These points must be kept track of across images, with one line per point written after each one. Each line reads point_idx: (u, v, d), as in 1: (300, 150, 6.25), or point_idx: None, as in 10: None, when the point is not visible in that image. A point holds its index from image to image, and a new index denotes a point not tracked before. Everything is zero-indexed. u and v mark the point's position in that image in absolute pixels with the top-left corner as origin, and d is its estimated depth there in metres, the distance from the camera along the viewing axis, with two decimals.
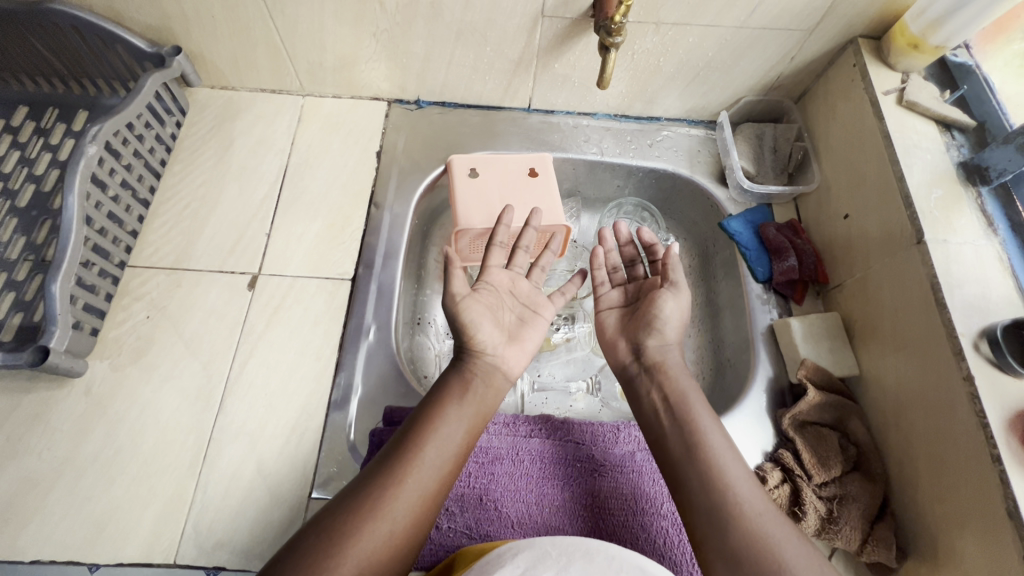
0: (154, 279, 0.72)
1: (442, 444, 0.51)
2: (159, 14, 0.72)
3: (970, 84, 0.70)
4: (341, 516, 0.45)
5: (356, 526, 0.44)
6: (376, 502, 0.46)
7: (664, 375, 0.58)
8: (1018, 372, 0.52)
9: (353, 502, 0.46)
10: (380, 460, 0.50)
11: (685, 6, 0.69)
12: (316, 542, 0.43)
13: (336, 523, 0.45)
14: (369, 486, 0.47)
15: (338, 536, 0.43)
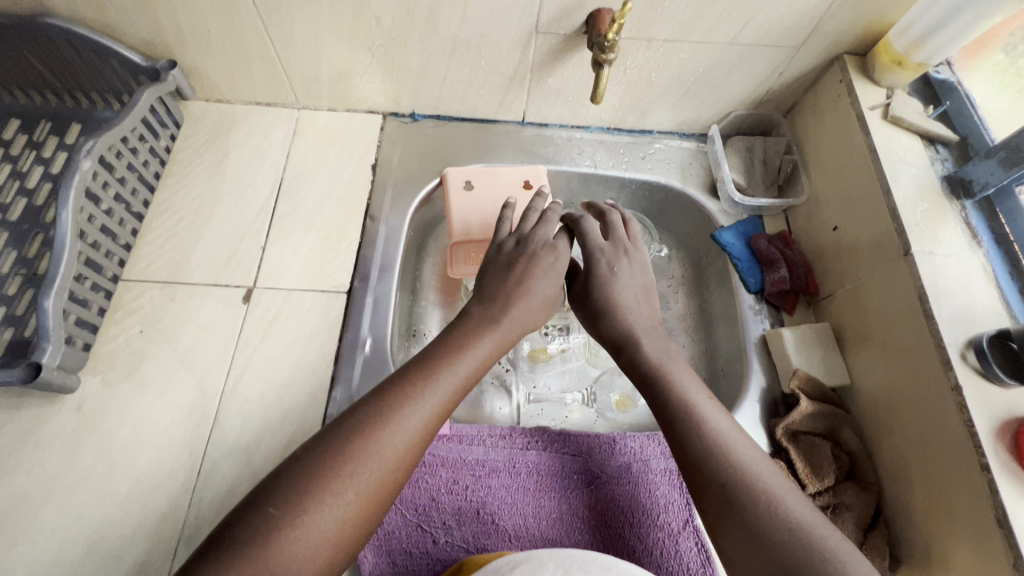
0: (148, 293, 0.72)
1: (449, 386, 0.47)
2: (155, 28, 0.73)
3: (953, 98, 0.72)
4: (329, 448, 0.41)
5: (345, 459, 0.40)
6: (368, 439, 0.42)
7: (646, 340, 0.54)
8: (1005, 382, 0.53)
9: (345, 433, 0.42)
10: (378, 392, 0.46)
11: (676, 23, 0.70)
12: (299, 475, 0.39)
13: (324, 456, 0.41)
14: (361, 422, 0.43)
15: (325, 470, 0.40)
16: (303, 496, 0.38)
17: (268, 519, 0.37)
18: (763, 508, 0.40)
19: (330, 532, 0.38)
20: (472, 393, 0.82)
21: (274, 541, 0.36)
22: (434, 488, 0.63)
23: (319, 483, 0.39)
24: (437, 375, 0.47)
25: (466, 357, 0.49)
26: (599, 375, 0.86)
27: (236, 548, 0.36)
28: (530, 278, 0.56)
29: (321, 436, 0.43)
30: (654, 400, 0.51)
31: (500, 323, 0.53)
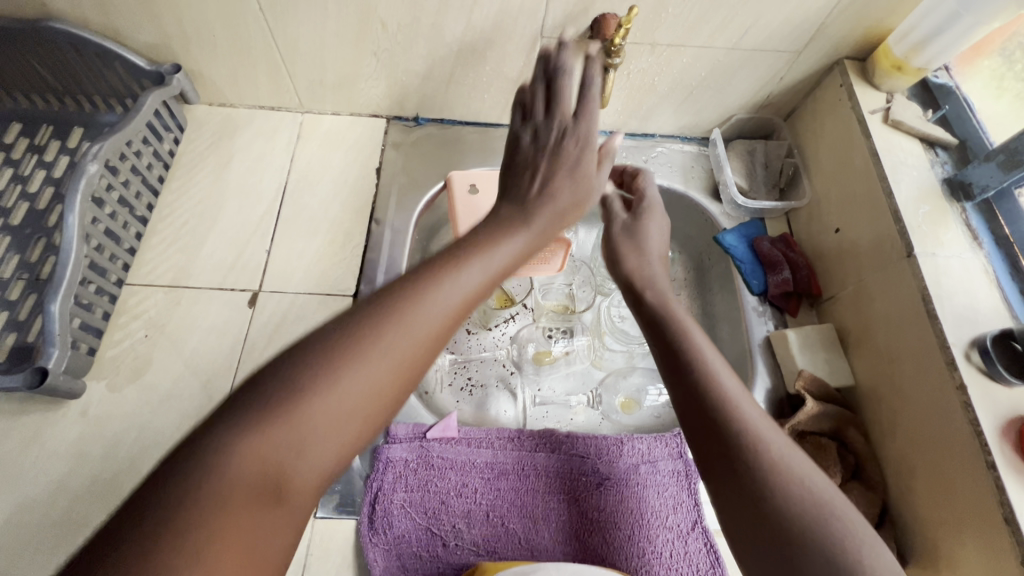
0: (153, 297, 0.71)
1: (488, 269, 0.45)
2: (160, 32, 0.73)
3: (951, 102, 0.72)
4: (349, 323, 0.38)
5: (365, 338, 0.37)
6: (392, 317, 0.38)
7: (665, 301, 0.55)
8: (1009, 381, 0.54)
9: (367, 310, 0.39)
10: (408, 273, 0.42)
11: (679, 28, 0.71)
12: (320, 345, 0.37)
13: (345, 330, 0.37)
14: (385, 302, 0.39)
15: (346, 346, 0.36)
16: (320, 366, 0.35)
17: (287, 382, 0.35)
18: (773, 472, 0.39)
19: (346, 412, 0.35)
20: (477, 394, 0.83)
21: (292, 407, 0.34)
22: (444, 492, 0.63)
23: (339, 356, 0.36)
24: (470, 260, 0.44)
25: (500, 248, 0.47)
26: (604, 377, 0.86)
27: (252, 410, 0.34)
28: (558, 177, 0.54)
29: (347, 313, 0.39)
30: (667, 358, 0.49)
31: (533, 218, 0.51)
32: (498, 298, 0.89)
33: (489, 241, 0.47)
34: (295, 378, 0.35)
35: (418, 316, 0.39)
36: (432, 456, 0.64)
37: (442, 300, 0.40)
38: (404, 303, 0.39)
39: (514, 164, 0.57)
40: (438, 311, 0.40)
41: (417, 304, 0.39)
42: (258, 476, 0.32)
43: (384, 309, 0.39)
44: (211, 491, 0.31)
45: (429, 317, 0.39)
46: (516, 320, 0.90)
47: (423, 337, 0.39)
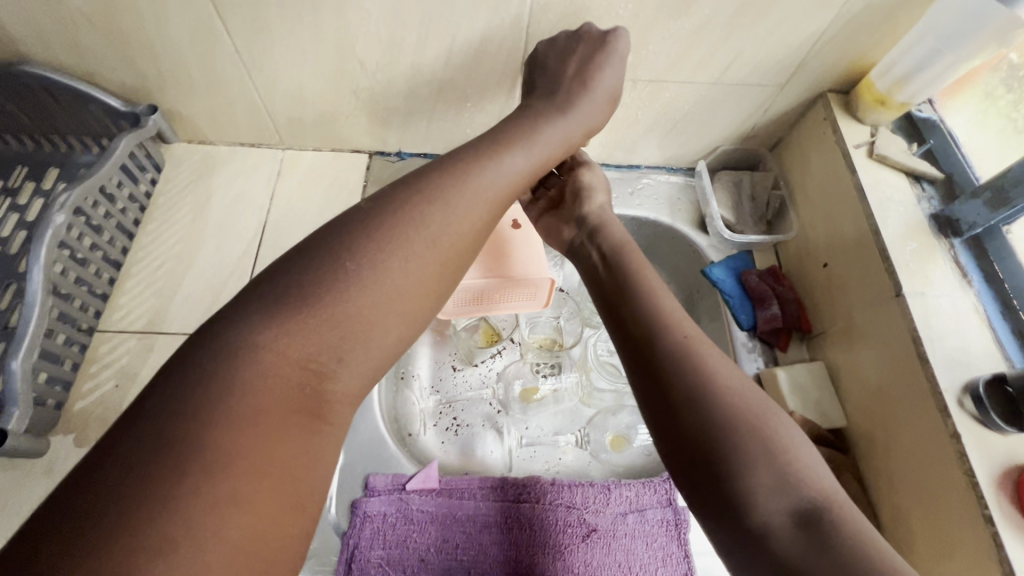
0: (125, 345, 0.69)
1: (534, 154, 0.54)
2: (136, 74, 0.72)
3: (936, 136, 0.71)
4: (405, 197, 0.44)
5: (404, 223, 0.43)
6: (449, 194, 0.46)
7: (610, 239, 0.63)
8: (1003, 429, 0.53)
9: (420, 187, 0.45)
10: (459, 156, 0.49)
11: (661, 64, 0.71)
12: (371, 218, 0.43)
13: (392, 209, 0.44)
14: (439, 181, 0.46)
15: (394, 230, 0.42)
16: (369, 248, 0.41)
17: (337, 263, 0.40)
18: (698, 374, 0.46)
19: (394, 295, 0.42)
20: (463, 434, 0.81)
21: (379, 236, 0.42)
22: (423, 547, 0.61)
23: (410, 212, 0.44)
24: (513, 152, 0.52)
25: (530, 145, 0.54)
26: (594, 416, 0.84)
27: (290, 303, 0.39)
28: (602, 69, 0.61)
29: (402, 182, 0.46)
30: (608, 287, 0.57)
31: (567, 115, 0.59)
32: (483, 333, 0.88)
33: (525, 136, 0.54)
34: (347, 263, 0.41)
35: (474, 197, 0.47)
36: (411, 510, 0.62)
37: (495, 181, 0.49)
38: (455, 183, 0.46)
39: (546, 59, 0.64)
40: (493, 191, 0.48)
41: (471, 187, 0.47)
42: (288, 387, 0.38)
43: (433, 192, 0.45)
44: (239, 401, 0.35)
45: (481, 195, 0.48)
46: (502, 355, 0.88)
47: (475, 216, 0.47)
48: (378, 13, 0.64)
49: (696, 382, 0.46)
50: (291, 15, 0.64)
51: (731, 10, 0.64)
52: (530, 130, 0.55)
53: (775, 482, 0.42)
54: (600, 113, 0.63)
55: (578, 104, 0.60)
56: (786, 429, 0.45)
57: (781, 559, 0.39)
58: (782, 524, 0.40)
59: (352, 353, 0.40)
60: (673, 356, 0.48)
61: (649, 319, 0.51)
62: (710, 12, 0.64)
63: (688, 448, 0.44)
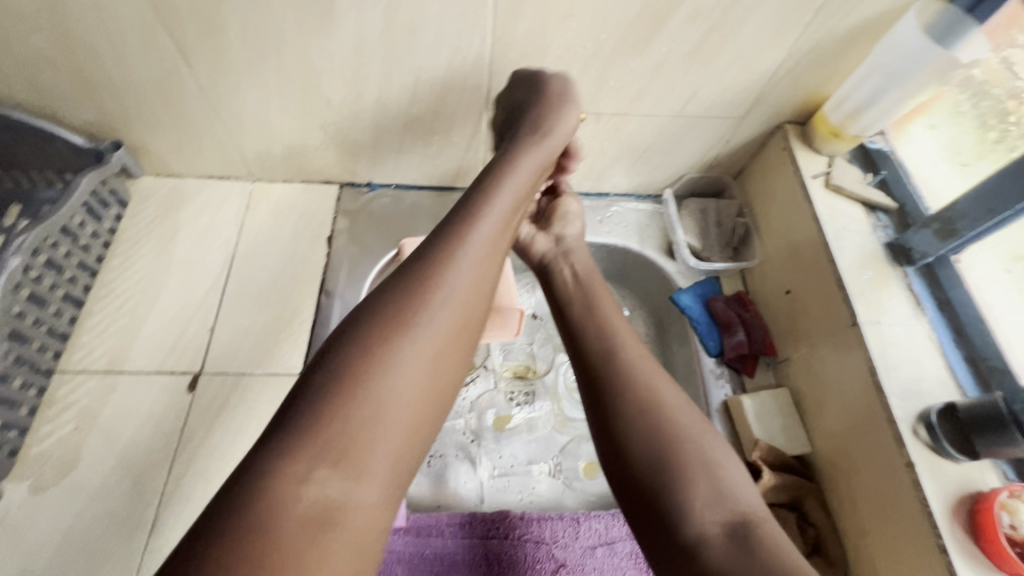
0: (85, 385, 0.69)
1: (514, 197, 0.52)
2: (99, 111, 0.71)
3: (889, 167, 0.73)
4: (392, 292, 0.42)
5: (395, 322, 0.41)
6: (436, 279, 0.43)
7: (576, 264, 0.66)
8: (955, 458, 0.54)
9: (404, 280, 0.43)
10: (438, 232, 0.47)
11: (622, 98, 0.72)
12: (363, 327, 0.41)
13: (380, 311, 0.41)
14: (425, 265, 0.44)
15: (392, 327, 0.41)
16: (367, 359, 0.39)
17: (332, 384, 0.38)
18: (644, 399, 0.50)
19: (403, 400, 0.40)
20: (436, 465, 0.79)
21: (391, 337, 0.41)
22: None
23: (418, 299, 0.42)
24: (487, 210, 0.48)
25: (506, 188, 0.51)
26: (567, 443, 0.84)
27: (300, 435, 0.36)
28: (547, 97, 0.61)
29: (387, 280, 0.44)
30: (564, 311, 0.61)
31: (536, 147, 0.58)
32: None
33: (497, 184, 0.51)
34: (344, 378, 0.38)
35: (462, 270, 0.44)
36: None
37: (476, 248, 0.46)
38: (441, 263, 0.44)
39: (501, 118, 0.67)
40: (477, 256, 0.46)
41: (455, 262, 0.44)
42: (309, 510, 0.34)
43: (416, 280, 0.43)
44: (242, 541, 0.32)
45: (471, 267, 0.45)
46: (476, 383, 0.86)
47: (467, 293, 0.44)
48: (342, 52, 0.64)
49: (641, 406, 0.50)
50: (254, 55, 0.65)
51: (687, 49, 0.65)
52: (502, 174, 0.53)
53: (710, 497, 0.45)
54: (564, 132, 0.61)
55: (546, 134, 0.59)
56: (723, 452, 0.49)
57: (707, 569, 0.42)
58: (711, 535, 0.44)
59: (360, 459, 0.37)
60: (621, 379, 0.52)
61: (602, 343, 0.55)
62: (667, 51, 0.66)
63: (628, 465, 0.48)
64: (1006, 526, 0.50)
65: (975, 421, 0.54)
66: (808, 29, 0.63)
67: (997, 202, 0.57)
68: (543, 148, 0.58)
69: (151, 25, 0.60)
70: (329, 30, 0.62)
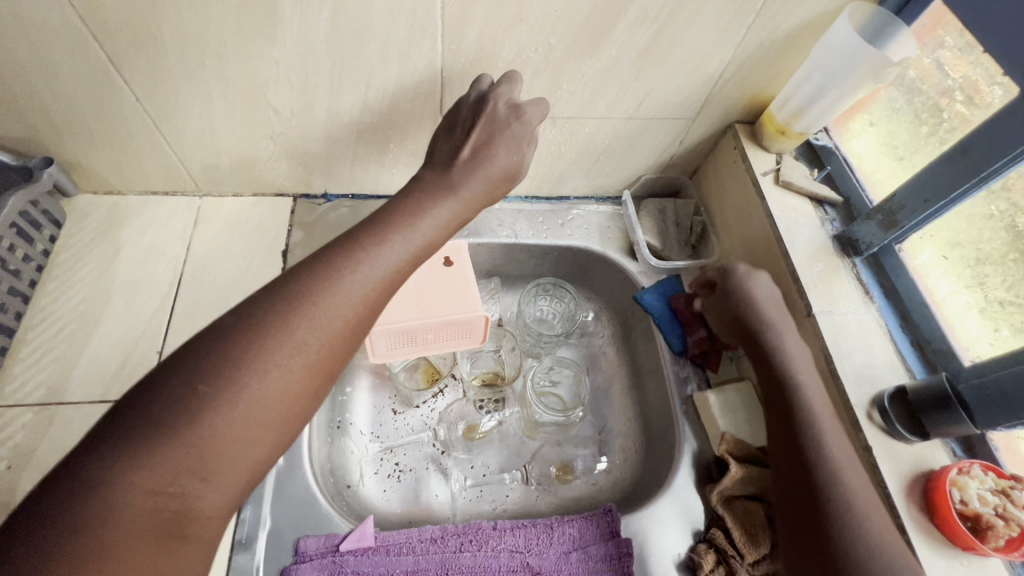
0: (19, 420, 0.64)
1: (450, 208, 0.54)
2: (26, 126, 0.66)
3: (833, 162, 0.77)
4: (256, 318, 0.41)
5: (254, 351, 0.39)
6: (300, 311, 0.42)
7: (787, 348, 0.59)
8: (907, 439, 0.56)
9: (272, 303, 0.42)
10: (319, 262, 0.45)
11: (577, 102, 0.73)
12: (218, 349, 0.39)
13: (239, 336, 0.40)
14: (311, 278, 0.44)
15: (292, 311, 0.42)
16: (252, 348, 0.40)
17: (213, 378, 0.38)
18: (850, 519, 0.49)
19: (256, 414, 0.39)
20: (406, 480, 0.78)
21: (287, 321, 0.41)
22: None
23: (322, 282, 0.44)
24: (395, 233, 0.49)
25: (410, 231, 0.50)
26: (539, 448, 0.82)
27: (144, 446, 0.35)
28: (492, 143, 0.60)
29: (275, 284, 0.44)
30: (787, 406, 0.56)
31: (463, 191, 0.56)
32: (424, 372, 0.85)
33: (412, 213, 0.52)
34: (206, 392, 0.38)
35: (331, 312, 0.43)
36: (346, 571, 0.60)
37: (368, 275, 0.46)
38: (310, 301, 0.42)
39: (455, 124, 0.63)
40: (355, 296, 0.44)
41: (324, 300, 0.43)
42: (161, 515, 0.36)
43: (292, 302, 0.42)
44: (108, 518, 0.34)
45: (342, 310, 0.43)
46: (445, 394, 0.85)
47: (330, 333, 0.43)
48: (287, 61, 0.63)
49: (873, 554, 0.48)
50: (194, 65, 0.62)
51: (636, 53, 0.67)
52: (409, 217, 0.51)
53: None
54: (507, 171, 0.61)
55: (481, 172, 0.58)
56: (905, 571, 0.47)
57: None
58: None
59: (218, 476, 0.37)
60: (855, 513, 0.50)
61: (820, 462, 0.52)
62: (617, 54, 0.66)
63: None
64: (958, 502, 0.52)
65: (924, 404, 0.56)
66: (750, 31, 0.65)
67: (932, 191, 0.60)
68: (477, 184, 0.58)
69: (78, 36, 0.57)
70: (273, 38, 0.60)
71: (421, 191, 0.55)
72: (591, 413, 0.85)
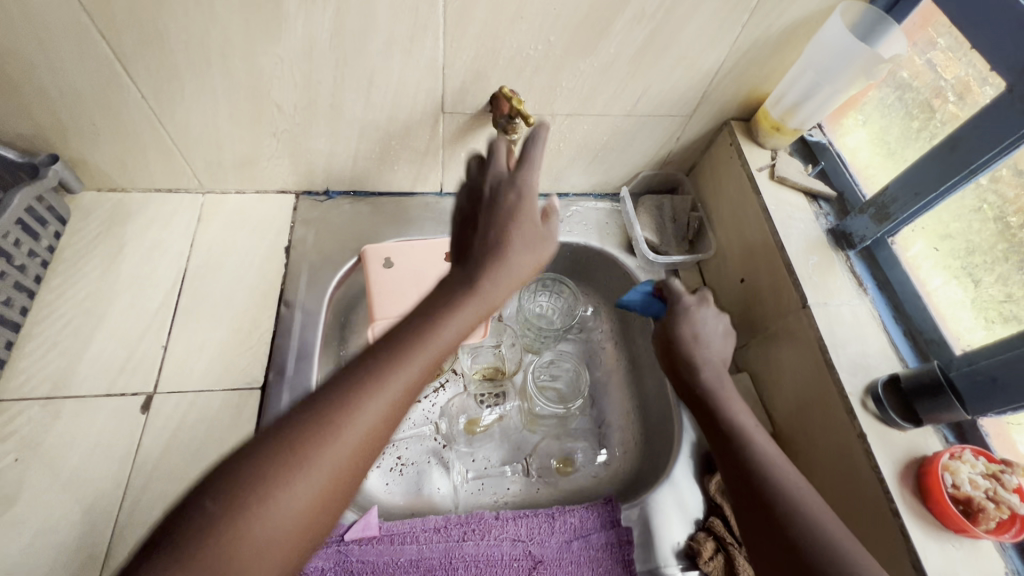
0: (25, 414, 0.65)
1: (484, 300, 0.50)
2: (31, 123, 0.67)
3: (827, 158, 0.79)
4: (283, 435, 0.39)
5: (275, 476, 0.38)
6: (325, 431, 0.40)
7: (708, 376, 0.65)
8: (901, 426, 0.58)
9: (298, 420, 0.40)
10: (350, 373, 0.43)
11: (576, 99, 0.74)
12: (244, 470, 0.38)
13: (269, 456, 0.38)
14: (337, 393, 0.42)
15: (314, 429, 0.40)
16: (273, 472, 0.38)
17: (227, 504, 0.36)
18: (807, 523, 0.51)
19: (275, 542, 0.37)
20: (409, 473, 0.78)
21: (310, 442, 0.39)
22: None
23: (349, 396, 0.41)
24: (427, 335, 0.46)
25: (442, 327, 0.47)
26: (540, 441, 0.83)
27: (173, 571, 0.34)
28: (511, 227, 0.53)
29: (304, 402, 0.42)
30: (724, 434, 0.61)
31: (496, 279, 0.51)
32: None
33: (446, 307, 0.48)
34: (221, 515, 0.36)
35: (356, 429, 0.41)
36: (351, 561, 0.61)
37: (396, 385, 0.43)
38: (335, 420, 0.40)
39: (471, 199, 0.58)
40: (383, 405, 0.42)
41: (350, 415, 0.41)
42: None
43: (316, 422, 0.40)
44: None
45: (370, 420, 0.41)
46: (446, 388, 0.86)
47: (358, 444, 0.41)
48: (292, 58, 0.64)
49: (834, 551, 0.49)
50: (199, 62, 0.63)
51: (634, 50, 0.68)
52: (443, 308, 0.48)
53: None
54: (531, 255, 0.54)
55: (511, 256, 0.52)
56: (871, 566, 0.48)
57: None
58: None
59: None
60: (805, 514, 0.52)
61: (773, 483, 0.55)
62: (615, 52, 0.68)
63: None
64: (950, 485, 0.53)
65: (916, 391, 0.57)
66: (745, 29, 0.67)
67: (923, 185, 0.62)
68: (513, 271, 0.52)
69: (85, 33, 0.58)
70: (277, 36, 0.61)
71: (454, 280, 0.51)
72: (591, 407, 0.86)
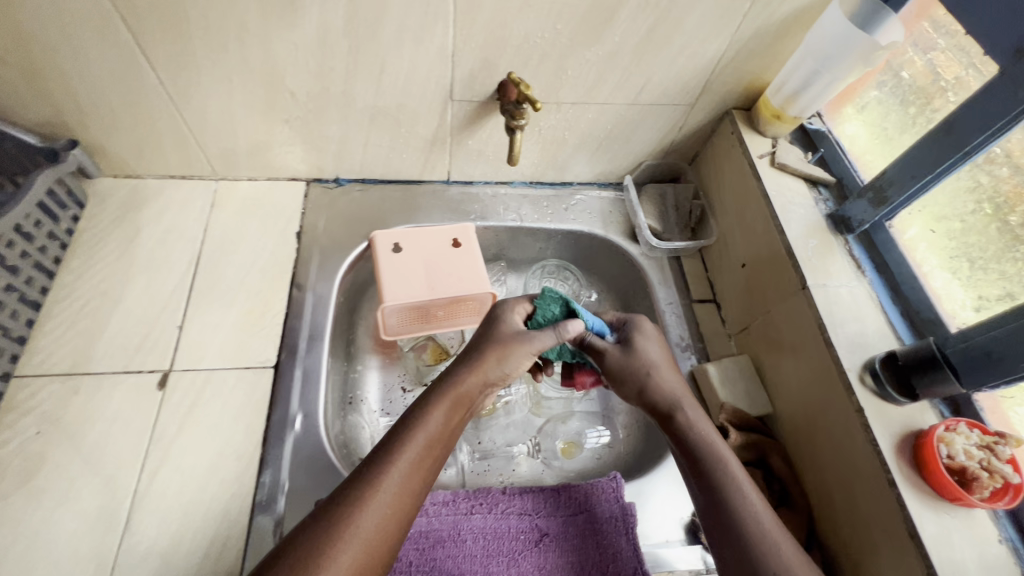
0: (47, 389, 0.67)
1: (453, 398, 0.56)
2: (52, 109, 0.69)
3: (826, 145, 0.81)
4: (299, 551, 0.44)
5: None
6: (333, 542, 0.44)
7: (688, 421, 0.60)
8: (898, 401, 0.59)
9: (304, 541, 0.45)
10: (342, 488, 0.48)
11: (582, 87, 0.76)
12: None
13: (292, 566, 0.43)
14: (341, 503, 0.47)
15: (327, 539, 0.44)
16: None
17: None
18: None
19: None
20: None
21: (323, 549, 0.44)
22: None
23: (353, 502, 0.47)
24: (407, 437, 0.52)
25: (419, 431, 0.52)
26: (545, 423, 0.85)
27: None
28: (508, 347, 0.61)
29: (312, 517, 0.47)
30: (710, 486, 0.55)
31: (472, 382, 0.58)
32: (431, 352, 0.86)
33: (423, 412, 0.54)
34: None
35: (354, 535, 0.45)
36: None
37: (389, 487, 0.48)
38: (335, 530, 0.45)
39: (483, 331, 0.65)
40: (383, 507, 0.47)
41: (352, 523, 0.46)
42: None
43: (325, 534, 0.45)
44: None
45: (375, 521, 0.47)
46: None
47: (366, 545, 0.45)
48: (306, 45, 0.66)
49: None
50: (216, 48, 0.65)
51: (638, 39, 0.70)
52: (417, 413, 0.54)
53: None
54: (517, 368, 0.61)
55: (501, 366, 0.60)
56: None
57: None
58: None
59: None
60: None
61: (741, 536, 0.52)
62: (620, 40, 0.70)
63: None
64: (945, 456, 0.55)
65: (913, 366, 0.59)
66: (745, 19, 0.69)
67: (919, 169, 0.63)
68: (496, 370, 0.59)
69: (108, 20, 0.60)
70: (292, 24, 0.63)
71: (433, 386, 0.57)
72: (595, 392, 0.88)
